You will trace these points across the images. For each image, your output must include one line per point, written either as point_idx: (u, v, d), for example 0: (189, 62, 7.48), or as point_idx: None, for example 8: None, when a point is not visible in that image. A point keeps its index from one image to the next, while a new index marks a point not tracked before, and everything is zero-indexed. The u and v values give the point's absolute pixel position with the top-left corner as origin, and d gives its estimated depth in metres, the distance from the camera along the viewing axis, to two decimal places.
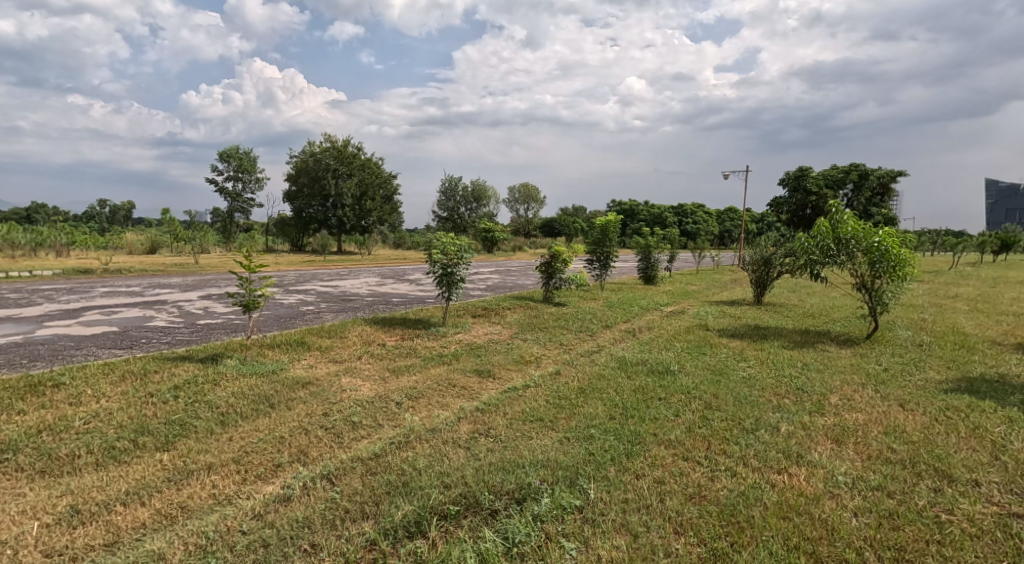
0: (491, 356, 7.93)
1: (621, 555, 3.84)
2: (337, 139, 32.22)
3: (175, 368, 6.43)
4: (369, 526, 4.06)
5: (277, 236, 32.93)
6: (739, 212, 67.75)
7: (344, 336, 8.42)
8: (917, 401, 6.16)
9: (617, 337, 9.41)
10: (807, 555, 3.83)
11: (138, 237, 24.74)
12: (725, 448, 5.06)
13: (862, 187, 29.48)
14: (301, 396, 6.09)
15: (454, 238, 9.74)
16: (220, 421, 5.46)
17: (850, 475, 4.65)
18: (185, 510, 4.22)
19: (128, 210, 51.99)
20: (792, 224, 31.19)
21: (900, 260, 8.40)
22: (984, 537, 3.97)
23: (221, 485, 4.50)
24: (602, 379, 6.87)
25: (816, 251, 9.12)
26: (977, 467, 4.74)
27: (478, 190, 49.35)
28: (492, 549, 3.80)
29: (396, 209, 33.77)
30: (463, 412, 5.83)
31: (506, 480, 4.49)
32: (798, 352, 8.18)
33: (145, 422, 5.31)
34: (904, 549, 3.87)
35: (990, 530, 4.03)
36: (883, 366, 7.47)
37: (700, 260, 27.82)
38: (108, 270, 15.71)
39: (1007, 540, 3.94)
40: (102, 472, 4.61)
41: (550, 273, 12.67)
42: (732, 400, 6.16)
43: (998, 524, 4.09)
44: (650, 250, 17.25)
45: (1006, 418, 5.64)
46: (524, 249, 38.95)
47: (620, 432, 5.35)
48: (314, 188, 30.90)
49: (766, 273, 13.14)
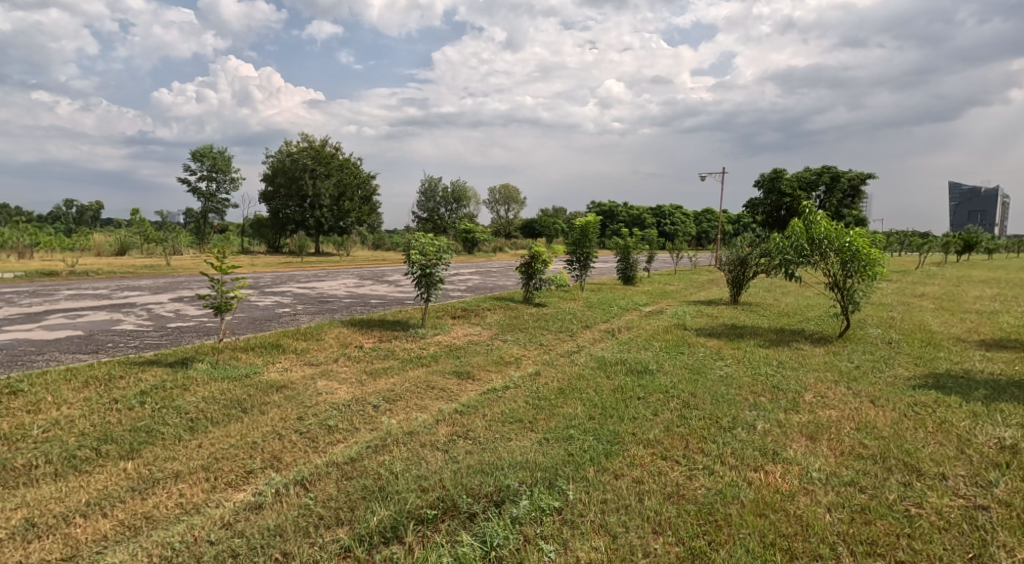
0: (471, 357, 7.88)
1: (600, 556, 3.80)
2: (315, 138, 31.80)
3: (142, 374, 6.25)
4: (344, 532, 3.98)
5: (253, 237, 32.61)
6: (715, 214, 68.77)
7: (321, 338, 8.30)
8: (887, 397, 6.23)
9: (596, 337, 9.42)
10: (783, 552, 3.82)
11: (107, 237, 24.11)
12: (703, 447, 5.06)
13: (834, 188, 30.03)
14: (274, 400, 5.97)
15: (433, 239, 9.65)
16: (189, 427, 5.32)
17: (823, 471, 4.67)
18: (150, 520, 4.09)
19: (96, 210, 50.84)
20: (768, 225, 31.62)
21: (871, 259, 8.53)
22: (952, 529, 4.01)
23: (189, 494, 4.38)
24: (582, 379, 6.85)
25: (791, 251, 9.17)
26: (944, 461, 4.80)
27: (458, 190, 49.31)
28: (469, 553, 3.74)
29: (375, 210, 33.67)
30: (441, 415, 5.76)
31: (484, 482, 4.42)
32: (774, 351, 8.22)
33: (109, 429, 5.15)
34: (876, 543, 3.89)
35: (957, 523, 4.07)
36: (854, 364, 7.54)
37: (678, 261, 28.11)
38: (74, 272, 15.31)
39: (973, 532, 3.99)
40: (62, 482, 4.46)
41: (530, 273, 12.62)
42: (709, 399, 6.17)
43: (965, 517, 4.14)
44: (628, 250, 17.37)
45: (972, 413, 5.73)
46: (504, 249, 39.05)
47: (599, 432, 5.33)
48: (291, 189, 30.38)
49: (742, 273, 13.25)
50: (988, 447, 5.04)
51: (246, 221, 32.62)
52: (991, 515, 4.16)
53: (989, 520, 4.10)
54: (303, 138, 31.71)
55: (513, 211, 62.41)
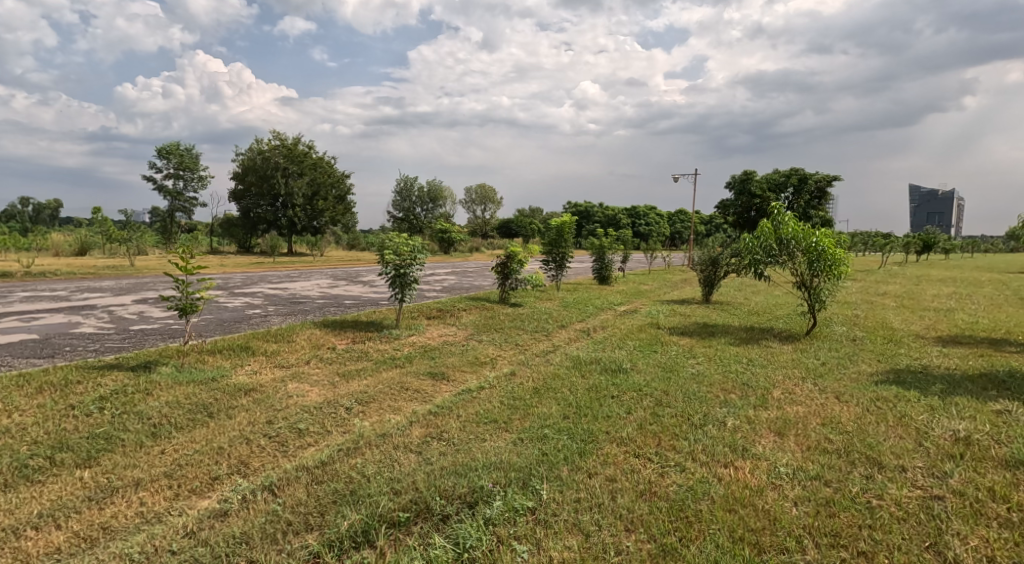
0: (445, 357, 7.81)
1: (573, 555, 3.78)
2: (287, 137, 31.38)
3: (101, 379, 6.05)
4: (313, 538, 3.90)
5: (223, 237, 32.02)
6: (687, 215, 69.70)
7: (292, 339, 8.14)
8: (851, 393, 6.33)
9: (571, 336, 9.40)
10: (751, 547, 3.84)
11: (66, 237, 23.33)
12: (675, 444, 5.08)
13: (802, 191, 30.57)
14: (242, 404, 5.83)
15: (407, 238, 9.55)
16: (151, 433, 5.15)
17: (790, 466, 4.72)
18: (107, 531, 3.96)
19: (54, 209, 49.34)
20: (738, 226, 32.10)
21: (836, 259, 8.71)
22: (910, 519, 4.07)
23: (150, 502, 4.24)
24: (557, 379, 6.82)
25: (760, 251, 9.26)
26: (904, 454, 4.88)
27: (434, 190, 49.13)
28: (441, 555, 3.70)
29: (349, 210, 33.38)
30: (415, 416, 5.68)
31: (457, 483, 4.36)
32: (743, 349, 8.33)
33: (64, 437, 4.98)
34: (839, 535, 3.94)
35: (915, 513, 4.13)
36: (820, 361, 7.67)
37: (651, 260, 28.34)
38: (30, 273, 14.79)
39: (930, 521, 4.05)
40: (12, 493, 4.28)
41: (506, 273, 12.57)
42: (682, 396, 6.21)
43: (922, 507, 4.20)
44: (604, 250, 17.45)
45: (930, 407, 5.85)
46: (479, 249, 39.06)
47: (573, 432, 5.31)
48: (263, 188, 29.82)
49: (714, 273, 13.38)
50: (944, 439, 5.14)
51: (215, 221, 31.99)
52: (946, 505, 4.24)
53: (945, 509, 4.18)
54: (275, 136, 31.22)
55: (489, 211, 62.37)
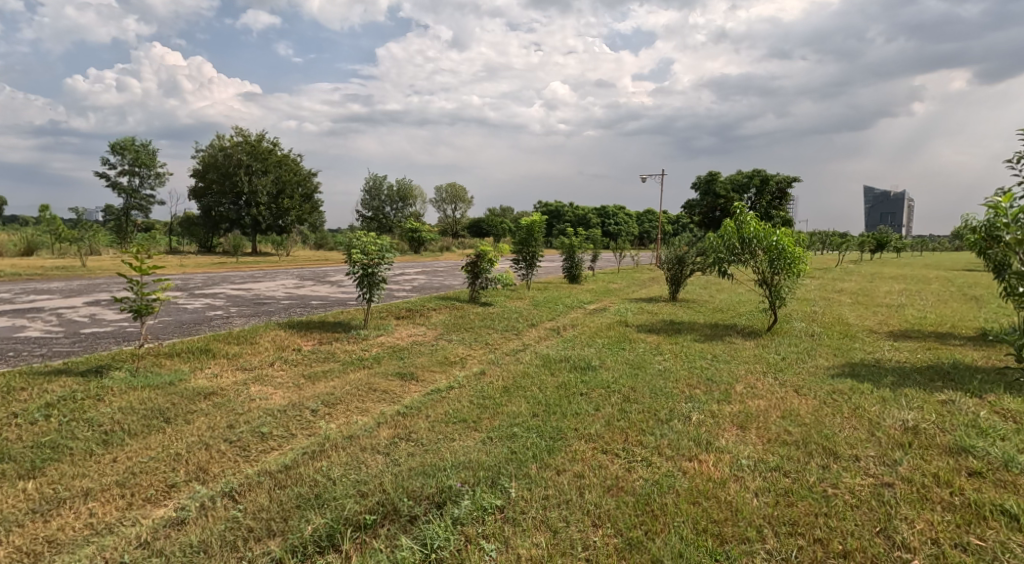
0: (414, 357, 7.72)
1: (540, 553, 3.74)
2: (250, 134, 30.72)
3: (48, 385, 5.80)
4: (275, 543, 3.78)
5: (183, 236, 31.20)
6: (655, 215, 70.52)
7: (255, 341, 7.93)
8: (809, 386, 6.45)
9: (541, 335, 9.37)
10: (713, 538, 3.86)
11: (12, 237, 22.35)
12: (641, 439, 5.09)
13: (764, 191, 31.16)
14: (201, 408, 5.64)
15: (375, 238, 9.38)
16: (103, 441, 4.96)
17: (752, 458, 4.77)
18: (53, 545, 3.78)
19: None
20: (704, 226, 32.60)
21: (795, 257, 8.87)
22: (862, 506, 4.14)
23: (101, 513, 4.07)
24: (526, 378, 6.79)
25: (723, 250, 9.38)
26: (858, 443, 4.98)
27: (403, 189, 48.69)
28: (408, 556, 3.62)
29: (316, 209, 32.86)
30: (383, 417, 5.59)
31: (425, 484, 4.29)
32: (708, 345, 8.43)
33: (7, 447, 4.75)
34: (797, 524, 3.99)
35: (868, 500, 4.21)
36: (781, 356, 7.79)
37: (619, 260, 28.55)
38: None
39: (881, 507, 4.13)
40: None
41: (475, 272, 12.48)
42: (648, 392, 6.23)
43: (874, 494, 4.28)
44: (574, 249, 17.52)
45: (882, 398, 5.98)
46: (449, 249, 38.87)
47: (542, 429, 5.28)
48: (225, 185, 29.16)
49: (680, 271, 13.52)
50: (893, 429, 5.25)
51: (175, 220, 31.14)
52: (896, 491, 4.33)
53: (894, 495, 4.26)
54: (238, 132, 30.50)
55: (459, 211, 62.12)
